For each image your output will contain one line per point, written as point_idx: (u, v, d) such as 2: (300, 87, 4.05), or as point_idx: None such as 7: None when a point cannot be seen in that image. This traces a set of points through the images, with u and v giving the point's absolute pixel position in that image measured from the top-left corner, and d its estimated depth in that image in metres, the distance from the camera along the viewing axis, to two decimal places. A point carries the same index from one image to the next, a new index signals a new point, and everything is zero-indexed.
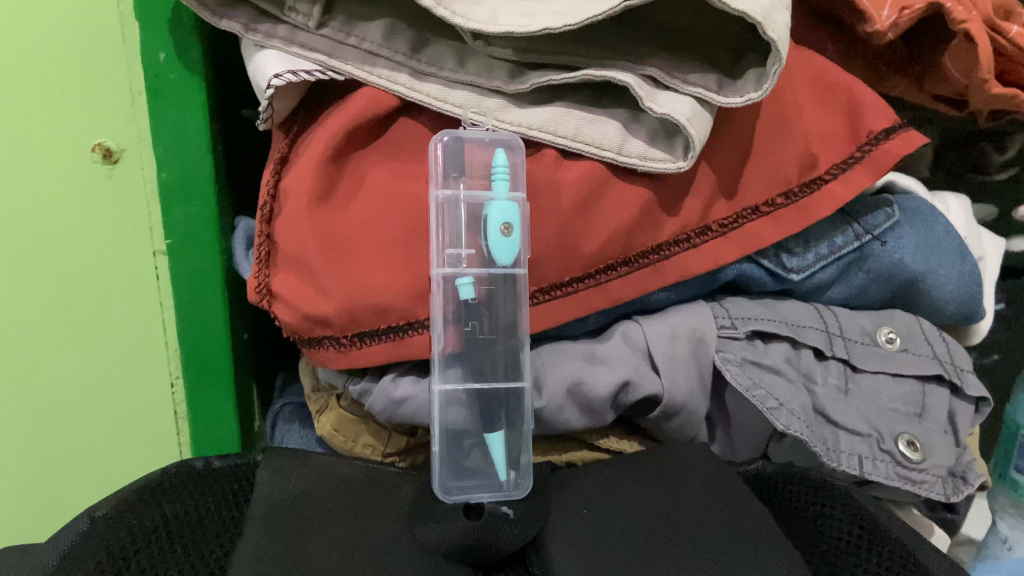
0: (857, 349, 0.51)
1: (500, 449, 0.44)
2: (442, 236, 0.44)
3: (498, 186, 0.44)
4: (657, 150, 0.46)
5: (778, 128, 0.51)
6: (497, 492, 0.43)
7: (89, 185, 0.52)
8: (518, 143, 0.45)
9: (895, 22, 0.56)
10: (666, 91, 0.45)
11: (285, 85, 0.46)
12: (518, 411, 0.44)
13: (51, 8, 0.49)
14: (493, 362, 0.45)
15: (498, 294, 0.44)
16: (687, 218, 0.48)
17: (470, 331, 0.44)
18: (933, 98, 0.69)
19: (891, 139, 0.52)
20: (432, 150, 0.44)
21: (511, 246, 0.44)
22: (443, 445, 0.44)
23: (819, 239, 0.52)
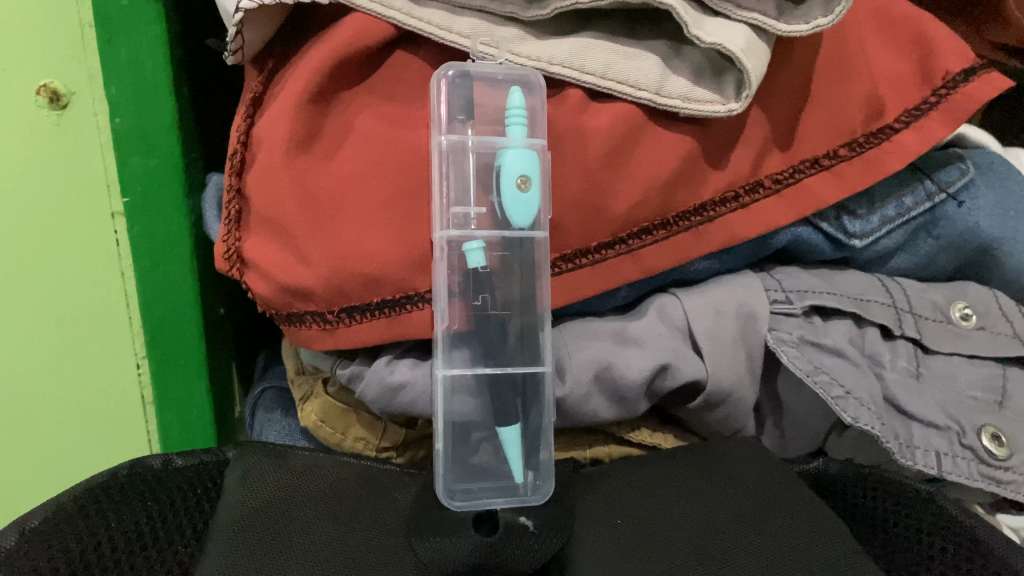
0: (929, 327, 0.44)
1: (514, 446, 0.37)
2: (446, 192, 0.36)
3: (512, 132, 0.36)
4: (702, 90, 0.38)
5: (839, 69, 0.43)
6: (512, 499, 0.36)
7: (33, 135, 0.45)
8: (537, 80, 0.38)
9: None
10: (715, 17, 0.37)
11: (254, 9, 0.38)
12: (537, 403, 0.37)
13: None
14: (508, 343, 0.38)
15: (513, 262, 0.37)
16: (734, 173, 0.41)
17: (480, 305, 0.37)
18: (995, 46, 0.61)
19: (971, 81, 0.44)
20: (434, 87, 0.37)
21: (527, 206, 0.36)
22: (449, 441, 0.37)
23: (885, 199, 0.45)
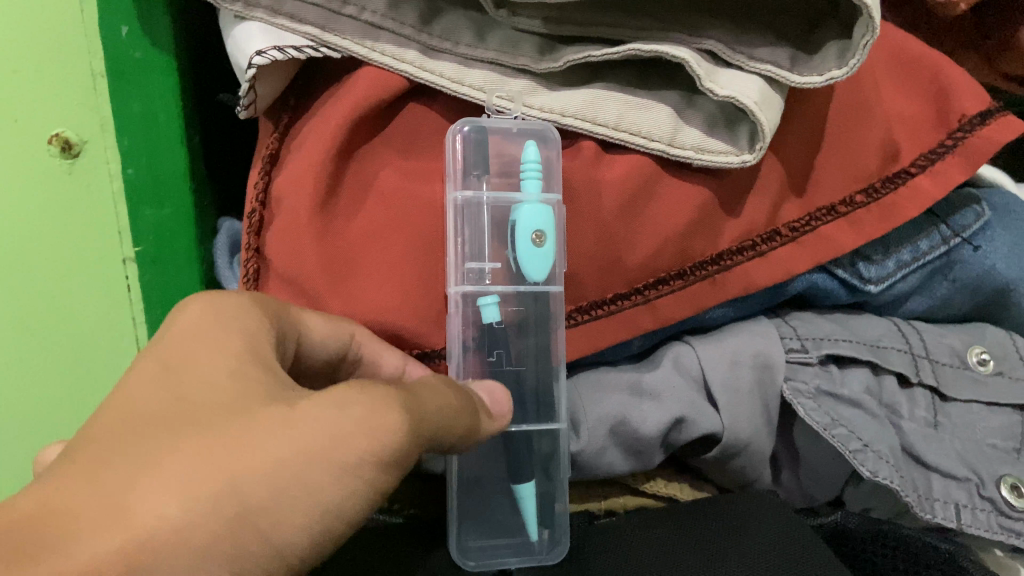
0: (947, 374, 0.43)
1: (531, 503, 0.37)
2: (463, 248, 0.37)
3: (529, 186, 0.37)
4: (716, 140, 0.38)
5: (854, 114, 0.43)
6: (527, 558, 0.37)
7: (46, 183, 0.45)
8: (551, 132, 0.39)
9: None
10: (728, 69, 0.38)
11: (269, 64, 0.38)
12: (552, 458, 0.38)
13: None
14: (529, 400, 0.38)
15: (528, 316, 0.38)
16: (751, 221, 0.41)
17: (495, 360, 0.38)
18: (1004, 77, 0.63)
19: (988, 124, 0.44)
20: (450, 142, 0.38)
21: (544, 260, 0.37)
22: (461, 499, 0.37)
23: (901, 244, 0.44)
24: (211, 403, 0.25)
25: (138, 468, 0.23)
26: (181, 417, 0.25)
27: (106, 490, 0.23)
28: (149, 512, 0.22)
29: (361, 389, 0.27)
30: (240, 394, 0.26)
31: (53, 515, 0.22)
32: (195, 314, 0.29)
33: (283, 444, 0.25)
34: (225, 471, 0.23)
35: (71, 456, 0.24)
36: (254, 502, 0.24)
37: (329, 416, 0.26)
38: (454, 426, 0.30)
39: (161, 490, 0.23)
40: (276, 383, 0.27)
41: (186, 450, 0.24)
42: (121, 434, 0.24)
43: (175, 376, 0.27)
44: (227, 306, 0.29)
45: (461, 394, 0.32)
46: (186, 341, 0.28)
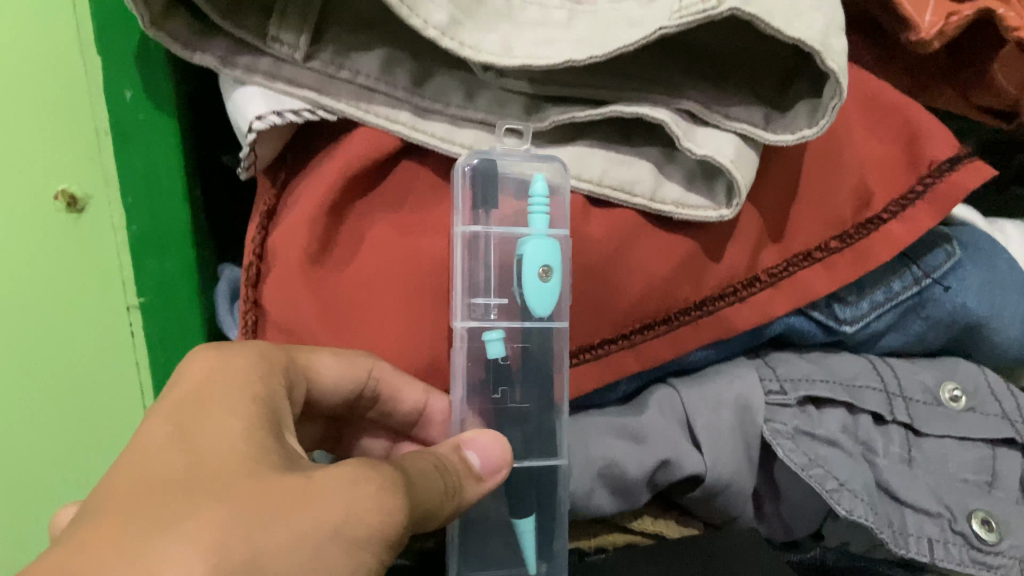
0: (920, 410, 0.45)
1: (531, 537, 0.38)
2: (468, 284, 0.38)
3: (535, 222, 0.38)
4: (695, 195, 0.41)
5: (827, 163, 0.45)
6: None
7: (52, 235, 0.47)
8: (560, 165, 0.39)
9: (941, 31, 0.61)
10: (706, 127, 0.40)
11: (269, 129, 0.40)
12: (553, 493, 0.39)
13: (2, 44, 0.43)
14: (536, 438, 0.39)
15: (534, 353, 0.39)
16: (732, 268, 0.42)
17: (500, 397, 0.39)
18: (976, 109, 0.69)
19: (955, 171, 0.46)
20: (456, 178, 0.38)
21: (549, 295, 0.38)
22: (462, 539, 0.39)
23: (874, 286, 0.46)
24: (229, 468, 0.28)
25: (163, 528, 0.25)
26: (200, 482, 0.27)
27: (131, 554, 0.24)
28: (175, 575, 0.23)
29: (368, 468, 0.29)
30: (256, 460, 0.28)
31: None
32: (202, 381, 0.32)
33: (300, 520, 0.26)
34: (245, 536, 0.25)
35: (95, 518, 0.26)
36: (271, 568, 0.25)
37: (339, 491, 0.28)
38: (443, 508, 0.32)
39: (184, 551, 0.24)
40: (285, 456, 0.30)
41: (207, 513, 0.25)
42: (142, 496, 0.26)
43: (191, 445, 0.29)
44: (233, 377, 0.33)
45: (454, 468, 0.34)
46: (199, 411, 0.31)
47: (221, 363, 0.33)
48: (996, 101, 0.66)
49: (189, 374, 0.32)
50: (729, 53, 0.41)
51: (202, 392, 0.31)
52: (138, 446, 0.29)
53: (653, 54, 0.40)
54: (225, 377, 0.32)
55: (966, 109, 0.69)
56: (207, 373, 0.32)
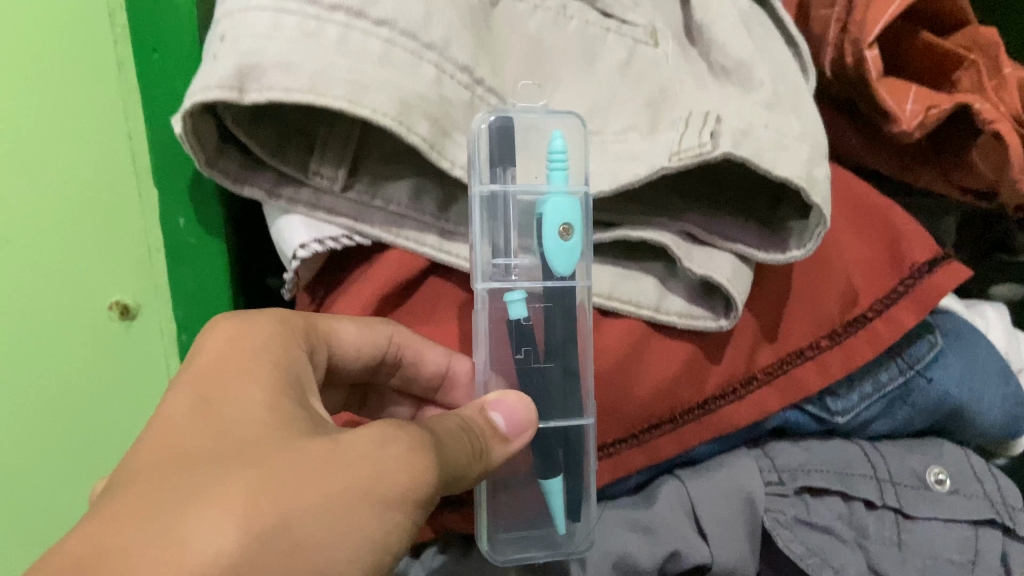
0: (908, 495, 0.49)
1: (559, 498, 0.40)
2: (490, 246, 0.39)
3: (555, 180, 0.39)
4: (696, 307, 0.45)
5: (814, 267, 0.50)
6: (557, 553, 0.41)
7: (106, 340, 0.51)
8: (576, 123, 0.41)
9: (920, 121, 0.67)
10: (704, 247, 0.44)
11: (309, 256, 0.45)
12: (579, 452, 0.41)
13: (61, 170, 0.47)
14: (559, 395, 0.40)
15: (556, 310, 0.40)
16: (731, 369, 0.47)
17: (523, 357, 0.40)
18: (962, 189, 0.73)
19: (933, 273, 0.50)
20: (475, 135, 0.39)
21: (569, 253, 0.39)
22: (490, 503, 0.40)
23: (863, 378, 0.50)
24: (252, 435, 0.29)
25: (192, 499, 0.26)
26: (226, 451, 0.28)
27: (163, 526, 0.25)
28: (206, 545, 0.24)
29: (394, 429, 0.31)
30: (280, 425, 0.30)
31: (121, 549, 0.24)
32: (219, 354, 0.34)
33: (329, 481, 0.27)
34: (274, 501, 0.26)
35: (127, 489, 0.27)
36: (301, 530, 0.26)
37: (365, 451, 0.29)
38: (469, 470, 0.34)
39: (216, 518, 0.25)
40: (308, 421, 0.31)
41: (235, 480, 0.26)
42: (170, 466, 0.27)
43: (215, 411, 0.30)
44: (251, 347, 0.34)
45: (477, 428, 0.36)
46: (222, 381, 0.32)
47: (237, 337, 0.35)
48: (979, 184, 0.71)
49: (206, 349, 0.34)
50: (726, 181, 0.46)
51: (220, 363, 0.33)
52: (162, 414, 0.30)
53: (658, 184, 0.45)
54: (241, 347, 0.34)
55: (948, 189, 0.74)
56: (225, 345, 0.34)
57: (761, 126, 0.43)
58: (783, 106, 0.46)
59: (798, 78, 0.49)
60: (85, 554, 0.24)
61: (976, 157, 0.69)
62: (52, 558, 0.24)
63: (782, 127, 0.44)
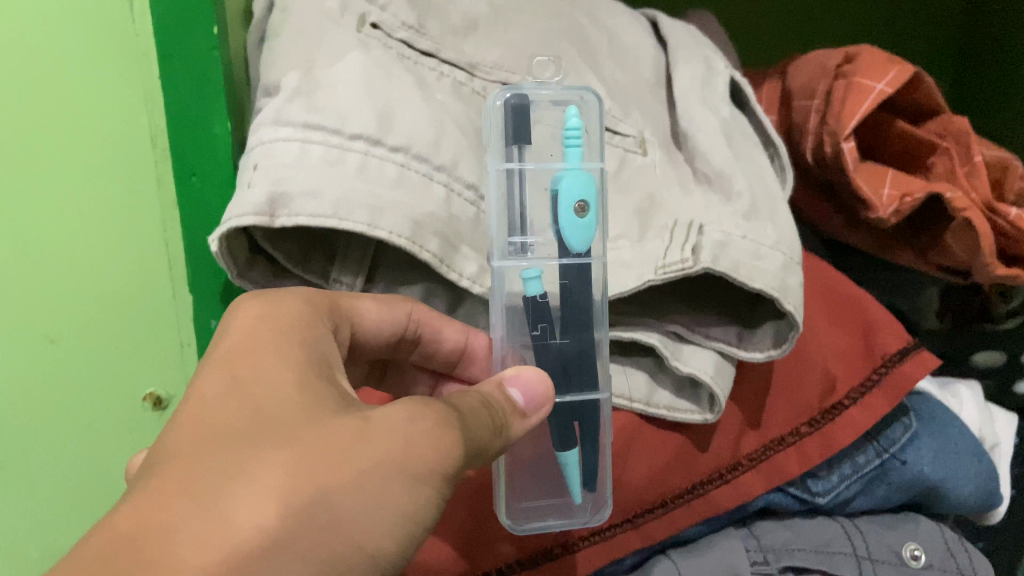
0: (885, 571, 0.52)
1: (575, 468, 0.42)
2: (507, 223, 0.41)
3: (570, 155, 0.40)
4: (683, 400, 0.49)
5: (796, 358, 0.53)
6: (573, 522, 0.44)
7: (139, 429, 0.55)
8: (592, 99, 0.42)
9: (895, 210, 0.70)
10: (690, 345, 0.48)
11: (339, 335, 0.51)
12: (593, 422, 0.43)
13: (98, 275, 0.51)
14: (576, 370, 0.42)
15: (572, 287, 0.41)
16: (718, 455, 0.50)
17: (540, 334, 0.42)
18: (938, 267, 0.75)
19: (904, 363, 0.55)
20: (492, 110, 0.41)
21: (584, 229, 0.40)
22: (507, 476, 0.43)
23: (842, 460, 0.54)
24: (283, 413, 0.31)
25: (233, 473, 0.27)
26: (261, 427, 0.30)
27: (207, 501, 0.26)
28: (250, 515, 0.26)
29: (420, 407, 0.32)
30: (310, 404, 0.31)
31: (167, 523, 0.25)
32: (246, 334, 0.36)
33: (362, 453, 0.29)
34: (311, 479, 0.28)
35: (167, 467, 0.28)
36: (337, 502, 0.28)
37: (395, 429, 0.30)
38: (492, 444, 0.35)
39: (257, 494, 0.27)
40: (334, 398, 0.33)
41: (275, 459, 0.28)
42: (207, 442, 0.29)
43: (247, 390, 0.32)
44: (274, 327, 0.37)
45: (498, 404, 0.37)
46: (252, 361, 0.34)
47: (263, 314, 0.38)
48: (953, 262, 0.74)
49: (235, 329, 0.37)
50: (709, 287, 0.51)
51: (248, 342, 0.36)
52: (198, 391, 0.33)
53: (649, 293, 0.50)
54: (265, 329, 0.37)
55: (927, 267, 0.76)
56: (254, 320, 0.37)
57: (738, 236, 0.47)
58: (759, 215, 0.51)
59: (774, 185, 0.54)
60: (133, 528, 0.25)
61: (950, 240, 0.71)
62: (105, 530, 0.25)
63: (758, 235, 0.48)
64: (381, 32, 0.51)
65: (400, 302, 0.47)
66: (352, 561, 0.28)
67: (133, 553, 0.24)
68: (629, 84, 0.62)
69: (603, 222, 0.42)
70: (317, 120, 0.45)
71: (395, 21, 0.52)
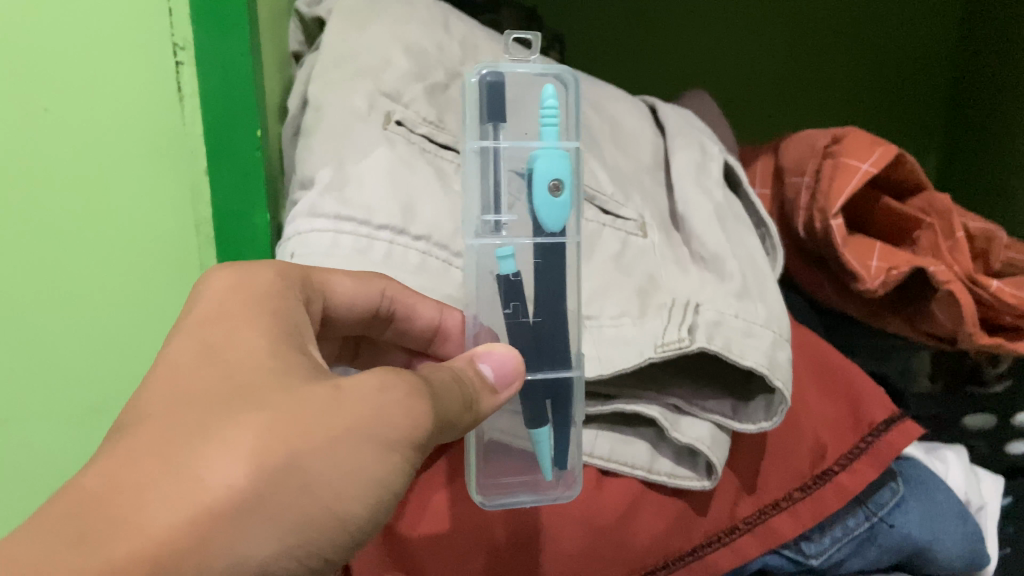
0: None
1: (547, 446, 0.43)
2: (484, 200, 0.41)
3: (547, 133, 0.40)
4: (683, 468, 0.52)
5: (786, 426, 0.57)
6: (544, 498, 0.44)
7: None
8: (571, 78, 0.41)
9: (884, 280, 0.72)
10: (687, 416, 0.52)
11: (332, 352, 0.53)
12: (566, 400, 0.43)
13: (138, 348, 0.55)
14: (550, 348, 0.42)
15: (545, 267, 0.41)
16: (716, 519, 0.54)
17: (513, 312, 0.42)
18: (926, 334, 0.76)
19: (890, 431, 0.59)
20: (472, 85, 0.40)
21: (559, 208, 0.40)
22: (481, 452, 0.44)
23: (833, 523, 0.58)
24: (253, 379, 0.31)
25: (203, 435, 0.28)
26: (231, 393, 0.30)
27: (177, 463, 0.27)
28: (217, 477, 0.26)
29: (391, 377, 0.32)
30: (279, 371, 0.32)
31: (137, 483, 0.26)
32: (219, 303, 0.37)
33: (335, 425, 0.29)
34: (284, 442, 0.28)
35: (138, 428, 0.29)
36: (310, 465, 0.28)
37: (366, 396, 0.31)
38: (461, 420, 0.35)
39: (228, 455, 0.27)
40: (309, 366, 0.33)
41: (249, 422, 0.28)
42: (178, 404, 0.30)
43: (219, 355, 0.33)
44: (251, 296, 0.37)
45: (469, 379, 0.37)
46: (225, 328, 0.35)
47: (235, 286, 0.38)
48: (940, 330, 0.75)
49: (207, 299, 0.37)
50: (707, 364, 0.55)
51: (222, 311, 0.36)
52: (171, 357, 0.34)
53: (650, 368, 0.54)
54: (242, 297, 0.37)
55: (914, 335, 0.77)
56: (226, 291, 0.37)
57: (732, 315, 0.52)
58: (751, 294, 0.55)
59: (764, 266, 0.59)
60: (100, 494, 0.26)
61: (935, 309, 0.73)
62: (72, 493, 0.26)
63: (749, 314, 0.53)
64: (404, 128, 0.56)
65: (371, 279, 0.48)
66: (322, 521, 0.28)
67: (101, 514, 0.25)
68: (629, 169, 0.66)
69: (579, 202, 0.42)
70: (349, 212, 0.50)
71: (416, 117, 0.57)
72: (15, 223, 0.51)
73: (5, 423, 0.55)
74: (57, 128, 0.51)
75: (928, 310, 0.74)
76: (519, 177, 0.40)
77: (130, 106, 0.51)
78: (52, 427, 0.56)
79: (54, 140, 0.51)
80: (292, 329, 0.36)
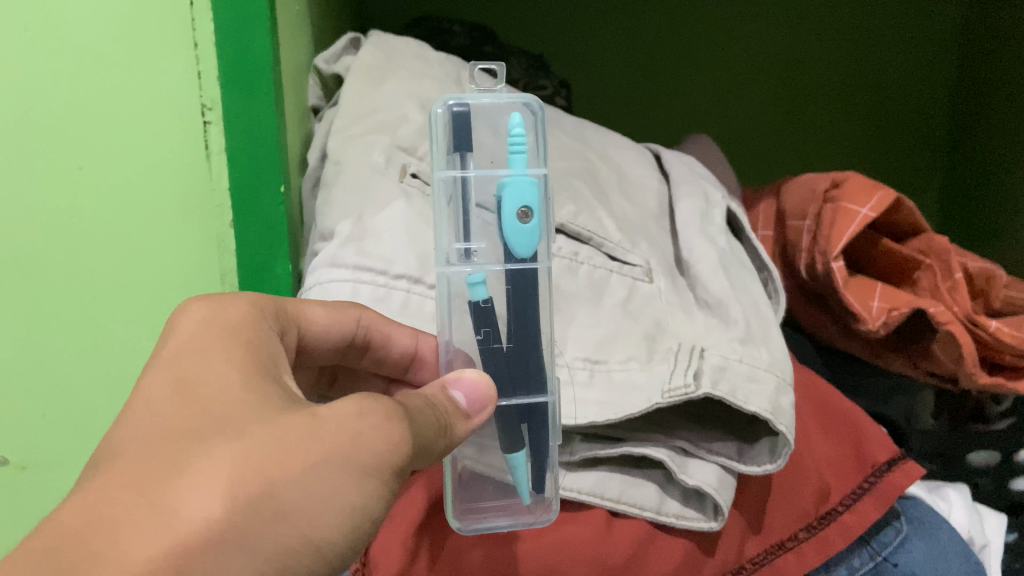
0: None
1: (523, 469, 0.43)
2: (455, 228, 0.41)
3: (514, 161, 0.39)
4: (691, 509, 0.54)
5: (792, 467, 0.59)
6: (519, 522, 0.43)
7: None
8: (538, 105, 0.41)
9: (885, 319, 0.73)
10: (694, 459, 0.53)
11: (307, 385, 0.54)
12: (541, 422, 0.43)
13: None
14: (523, 374, 0.42)
15: (515, 294, 0.41)
16: (723, 558, 0.55)
17: (483, 338, 0.42)
18: (927, 373, 0.77)
19: (891, 471, 0.60)
20: (437, 119, 0.40)
21: (529, 236, 0.40)
22: (456, 477, 0.44)
23: (838, 563, 0.59)
24: (232, 410, 0.31)
25: (180, 472, 0.28)
26: (208, 427, 0.30)
27: (153, 496, 0.27)
28: (196, 507, 0.26)
29: (370, 403, 0.32)
30: (255, 402, 0.31)
31: (113, 518, 0.26)
32: (192, 337, 0.36)
33: (314, 448, 0.29)
34: (259, 471, 0.28)
35: (116, 464, 0.29)
36: (288, 494, 0.28)
37: (346, 426, 0.30)
38: (435, 445, 0.34)
39: (204, 488, 0.27)
40: (281, 395, 0.33)
41: (219, 455, 0.28)
42: (158, 438, 0.30)
43: (193, 390, 0.32)
44: (221, 326, 0.37)
45: (442, 405, 0.36)
46: (202, 361, 0.34)
47: (208, 319, 0.38)
48: (941, 371, 0.76)
49: (179, 332, 0.37)
50: (712, 409, 0.57)
51: (193, 343, 0.36)
52: (151, 392, 0.33)
53: (653, 414, 0.56)
54: (214, 327, 0.37)
55: (915, 374, 0.79)
56: (199, 323, 0.37)
57: (736, 360, 0.54)
58: (754, 341, 0.57)
59: (768, 312, 0.61)
60: (83, 525, 0.26)
61: (936, 347, 0.74)
62: (51, 529, 0.26)
63: (753, 358, 0.55)
64: (420, 179, 0.59)
65: (347, 308, 0.48)
66: (299, 553, 0.28)
67: (81, 546, 0.25)
68: (636, 217, 0.69)
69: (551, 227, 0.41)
70: (367, 263, 0.52)
71: (430, 168, 0.59)
72: (41, 276, 0.54)
73: (33, 464, 0.57)
74: (81, 186, 0.53)
75: (929, 348, 0.75)
76: (487, 203, 0.41)
77: (154, 162, 0.54)
78: (75, 467, 0.58)
79: (77, 198, 0.53)
80: (267, 359, 0.36)
